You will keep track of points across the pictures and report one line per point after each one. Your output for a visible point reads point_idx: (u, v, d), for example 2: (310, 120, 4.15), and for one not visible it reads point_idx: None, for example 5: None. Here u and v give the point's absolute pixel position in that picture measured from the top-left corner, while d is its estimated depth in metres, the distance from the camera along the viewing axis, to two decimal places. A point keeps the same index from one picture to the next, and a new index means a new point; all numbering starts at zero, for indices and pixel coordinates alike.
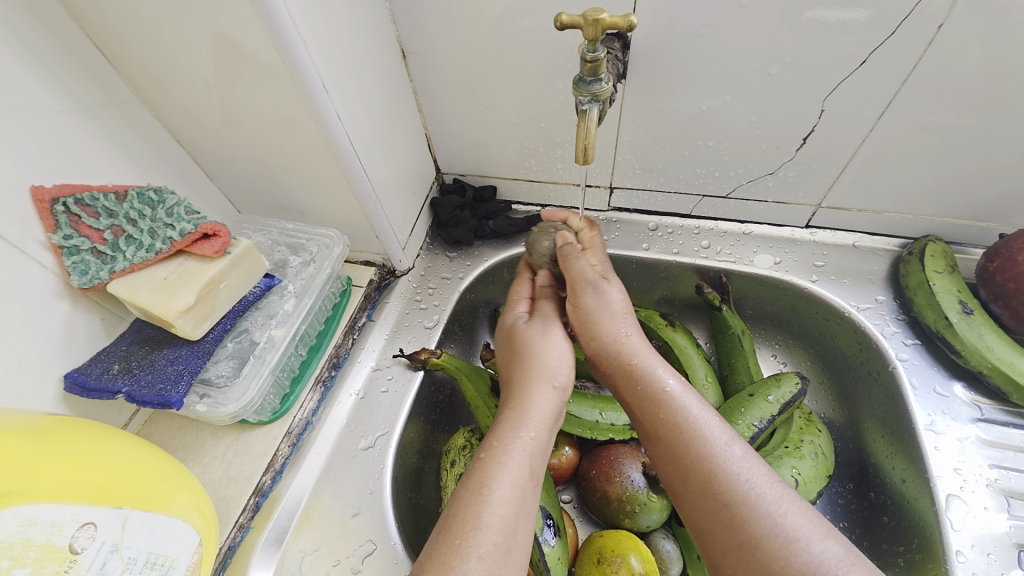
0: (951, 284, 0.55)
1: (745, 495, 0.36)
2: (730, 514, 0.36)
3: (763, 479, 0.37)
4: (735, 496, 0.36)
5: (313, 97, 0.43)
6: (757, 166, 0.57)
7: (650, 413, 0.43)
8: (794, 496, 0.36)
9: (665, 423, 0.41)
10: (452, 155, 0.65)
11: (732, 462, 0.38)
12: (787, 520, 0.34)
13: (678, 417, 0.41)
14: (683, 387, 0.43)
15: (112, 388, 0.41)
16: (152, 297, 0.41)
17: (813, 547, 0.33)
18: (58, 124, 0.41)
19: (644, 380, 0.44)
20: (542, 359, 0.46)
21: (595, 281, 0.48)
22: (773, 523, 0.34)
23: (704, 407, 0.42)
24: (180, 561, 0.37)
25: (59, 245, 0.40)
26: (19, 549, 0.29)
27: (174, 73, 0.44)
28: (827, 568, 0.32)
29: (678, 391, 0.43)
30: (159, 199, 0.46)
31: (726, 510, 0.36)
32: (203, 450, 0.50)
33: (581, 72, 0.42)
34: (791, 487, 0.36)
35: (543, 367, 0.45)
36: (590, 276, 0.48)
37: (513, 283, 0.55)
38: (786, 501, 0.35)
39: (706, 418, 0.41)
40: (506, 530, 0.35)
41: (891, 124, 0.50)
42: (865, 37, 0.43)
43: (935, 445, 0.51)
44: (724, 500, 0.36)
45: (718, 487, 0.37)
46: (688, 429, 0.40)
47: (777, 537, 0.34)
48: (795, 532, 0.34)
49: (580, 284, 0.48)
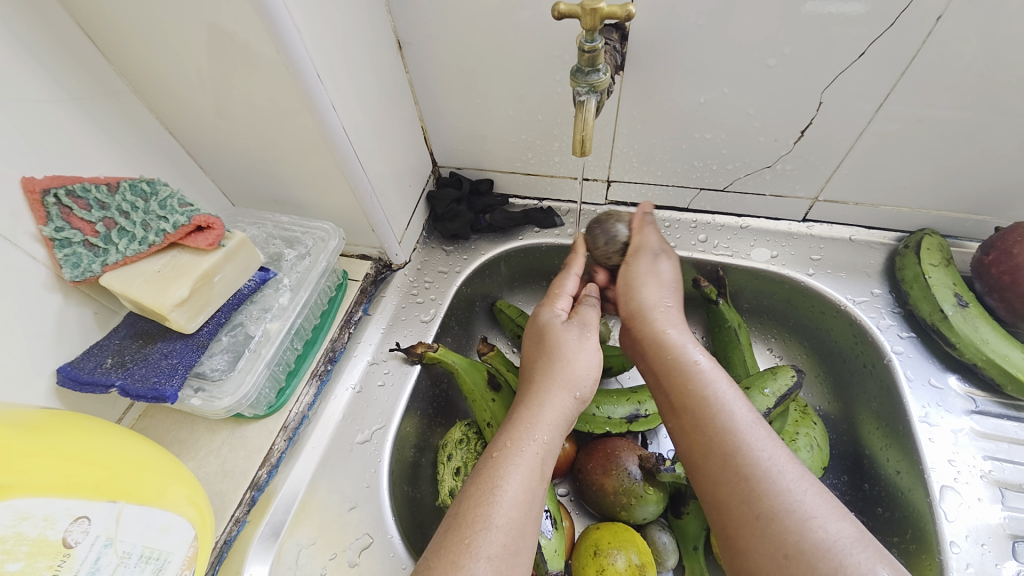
0: (947, 277, 0.55)
1: (764, 472, 0.37)
2: (749, 487, 0.37)
3: (784, 459, 0.38)
4: (755, 471, 0.37)
5: (308, 87, 0.42)
6: (755, 160, 0.57)
7: (679, 383, 0.44)
8: (810, 477, 0.37)
9: (691, 395, 0.43)
10: (449, 148, 0.65)
11: (755, 440, 0.39)
12: (804, 498, 0.35)
13: (706, 391, 0.42)
14: (713, 366, 0.45)
15: (105, 382, 0.41)
16: (146, 290, 0.41)
17: (828, 526, 0.34)
18: (49, 115, 0.40)
19: (676, 352, 0.46)
20: (572, 368, 0.46)
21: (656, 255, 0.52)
22: (790, 500, 0.35)
23: (730, 387, 0.43)
24: (175, 555, 0.37)
25: (51, 237, 0.40)
26: (12, 544, 0.28)
27: (167, 63, 0.43)
28: (840, 547, 0.33)
29: (707, 367, 0.44)
30: (152, 191, 0.45)
31: (745, 483, 0.37)
32: (199, 444, 0.50)
33: (578, 62, 0.41)
34: (809, 469, 0.37)
35: (569, 372, 0.45)
36: (654, 246, 0.52)
37: (559, 276, 0.54)
38: (804, 480, 0.36)
39: (732, 396, 0.42)
40: (516, 531, 0.36)
41: (887, 118, 0.50)
42: (863, 29, 0.43)
43: (930, 437, 0.52)
44: (744, 473, 0.38)
45: (740, 460, 0.38)
46: (714, 404, 0.41)
47: (794, 513, 0.35)
48: (811, 510, 0.35)
49: (643, 250, 0.52)
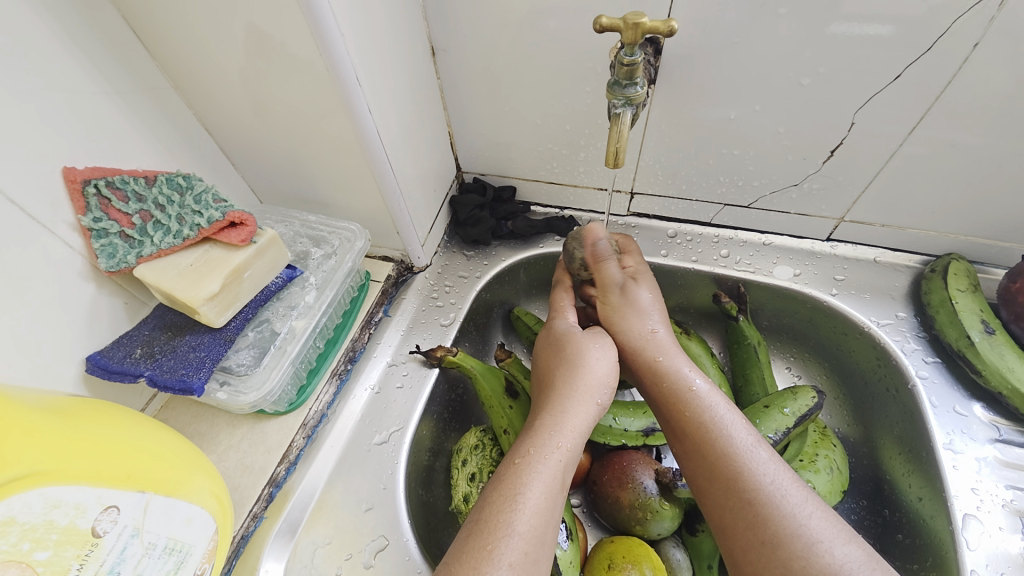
0: (973, 303, 0.54)
1: (767, 496, 0.38)
2: (753, 513, 0.38)
3: (787, 481, 0.39)
4: (758, 496, 0.39)
5: (347, 90, 0.43)
6: (781, 178, 0.57)
7: (677, 410, 0.45)
8: (816, 500, 0.38)
9: (690, 421, 0.44)
10: (474, 154, 0.65)
11: (757, 464, 0.40)
12: (809, 523, 0.37)
13: (705, 417, 0.43)
14: (710, 388, 0.45)
15: (134, 372, 0.41)
16: (178, 283, 0.41)
17: (835, 549, 0.35)
18: (96, 106, 0.41)
19: (671, 378, 0.46)
20: (591, 374, 0.45)
21: (619, 285, 0.52)
22: (795, 525, 0.37)
23: (730, 409, 0.44)
24: (196, 548, 0.37)
25: (89, 227, 0.41)
26: (41, 532, 0.28)
27: (207, 61, 0.44)
28: (846, 571, 0.34)
29: (705, 392, 0.45)
30: (188, 185, 0.45)
31: (749, 508, 0.39)
32: (219, 438, 0.50)
33: (616, 75, 0.42)
34: (814, 491, 0.39)
35: (587, 381, 0.45)
36: (617, 278, 0.52)
37: (554, 294, 0.55)
38: (808, 504, 0.38)
39: (732, 419, 0.43)
40: (536, 538, 0.36)
41: (917, 142, 0.49)
42: (898, 52, 0.43)
43: (954, 464, 0.51)
44: (747, 498, 0.39)
45: (743, 486, 0.39)
46: (714, 429, 0.42)
47: (800, 538, 0.36)
48: (817, 534, 0.36)
49: (610, 284, 0.52)
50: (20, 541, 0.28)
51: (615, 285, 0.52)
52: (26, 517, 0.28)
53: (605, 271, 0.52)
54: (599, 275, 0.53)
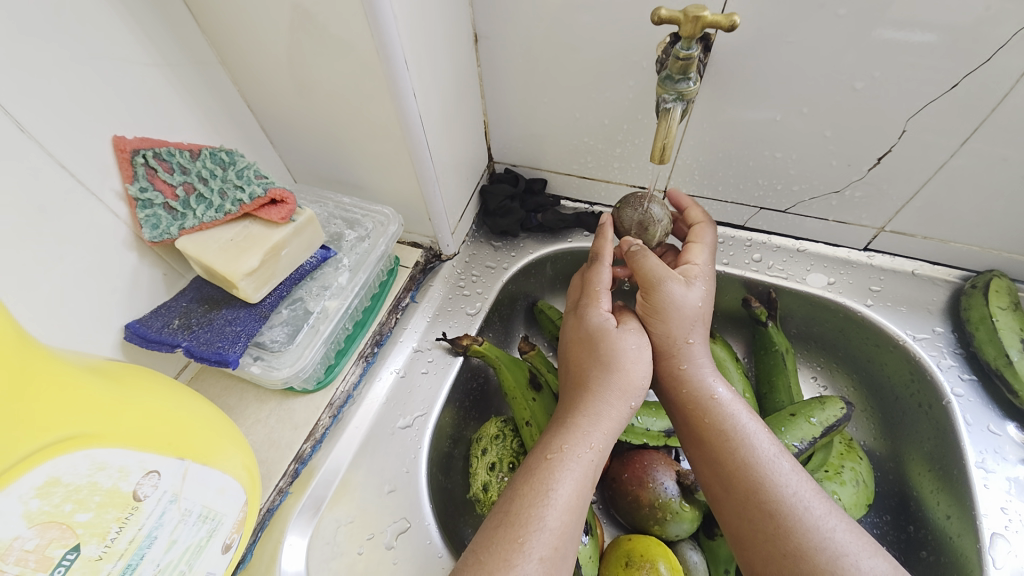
0: (1015, 322, 0.53)
1: (790, 508, 0.38)
2: (775, 524, 0.38)
3: (811, 494, 0.39)
4: (781, 509, 0.38)
5: (394, 72, 0.42)
6: (823, 183, 0.55)
7: (697, 417, 0.44)
8: (840, 513, 0.38)
9: (710, 429, 0.43)
10: (508, 144, 0.65)
11: (780, 475, 0.40)
12: (834, 536, 0.36)
13: (727, 425, 0.43)
14: (733, 397, 0.45)
15: (172, 342, 0.42)
16: (219, 256, 0.42)
17: (861, 563, 0.35)
18: (146, 77, 0.42)
19: (693, 384, 0.45)
20: (628, 378, 0.44)
21: (676, 283, 0.47)
22: (820, 538, 0.36)
23: (752, 417, 0.43)
24: (228, 518, 0.37)
25: (135, 197, 0.41)
26: (85, 493, 0.29)
27: (255, 40, 0.44)
28: None
29: (728, 400, 0.44)
30: (230, 160, 0.46)
31: (770, 520, 0.38)
32: (247, 412, 0.51)
33: (669, 69, 0.41)
34: (837, 504, 0.38)
35: (624, 383, 0.43)
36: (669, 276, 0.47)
37: (595, 271, 0.50)
38: (833, 517, 0.37)
39: (755, 429, 0.42)
40: (565, 534, 0.37)
41: (970, 154, 0.48)
42: (959, 61, 0.42)
43: (985, 484, 0.50)
44: (768, 510, 0.38)
45: (764, 497, 0.39)
46: (736, 438, 0.42)
47: (825, 551, 0.36)
48: (842, 548, 0.36)
49: (658, 282, 0.47)
50: (63, 502, 0.28)
51: (669, 285, 0.47)
52: (71, 479, 0.28)
53: (693, 253, 0.51)
54: (683, 257, 0.52)
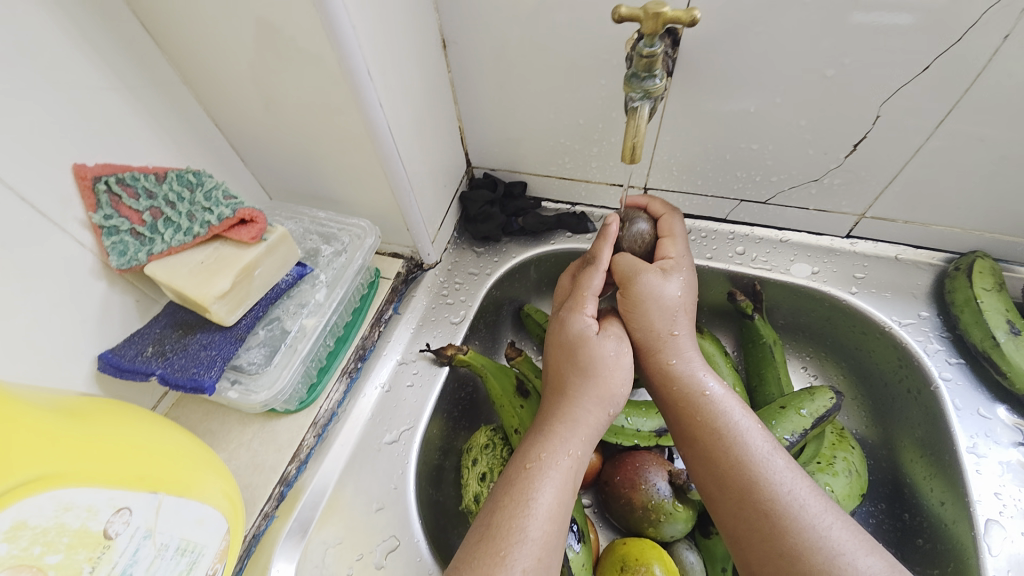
0: (999, 302, 0.53)
1: (785, 507, 0.37)
2: (770, 524, 0.37)
3: (806, 492, 0.38)
4: (776, 508, 0.38)
5: (358, 84, 0.42)
6: (801, 173, 0.55)
7: (687, 415, 0.44)
8: (836, 511, 0.37)
9: (702, 427, 0.43)
10: (484, 148, 0.64)
11: (774, 473, 0.39)
12: (830, 534, 0.36)
13: (719, 423, 0.42)
14: (726, 392, 0.44)
15: (146, 370, 0.41)
16: (190, 280, 0.41)
17: (858, 562, 0.34)
18: (106, 101, 0.41)
19: (682, 381, 0.45)
20: (606, 383, 0.43)
21: (652, 278, 0.47)
22: (817, 537, 0.36)
23: (745, 414, 0.43)
24: (208, 549, 0.37)
25: (100, 224, 0.40)
26: (53, 535, 0.28)
27: (217, 58, 0.44)
28: None
29: (720, 396, 0.43)
30: (197, 181, 0.45)
31: (765, 520, 0.38)
32: (230, 436, 0.50)
33: (634, 67, 0.40)
34: (833, 501, 0.38)
35: (602, 388, 0.43)
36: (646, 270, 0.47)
37: (585, 277, 0.49)
38: (829, 515, 0.37)
39: (747, 426, 0.42)
40: (549, 544, 0.36)
41: (945, 136, 0.48)
42: (927, 44, 0.42)
43: (976, 468, 0.50)
44: (763, 509, 0.38)
45: (759, 497, 0.38)
46: (729, 436, 0.41)
47: (822, 551, 0.35)
48: (839, 547, 0.35)
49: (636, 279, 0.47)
50: (31, 545, 0.27)
51: (644, 280, 0.46)
52: (37, 521, 0.27)
53: (667, 247, 0.51)
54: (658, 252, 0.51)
